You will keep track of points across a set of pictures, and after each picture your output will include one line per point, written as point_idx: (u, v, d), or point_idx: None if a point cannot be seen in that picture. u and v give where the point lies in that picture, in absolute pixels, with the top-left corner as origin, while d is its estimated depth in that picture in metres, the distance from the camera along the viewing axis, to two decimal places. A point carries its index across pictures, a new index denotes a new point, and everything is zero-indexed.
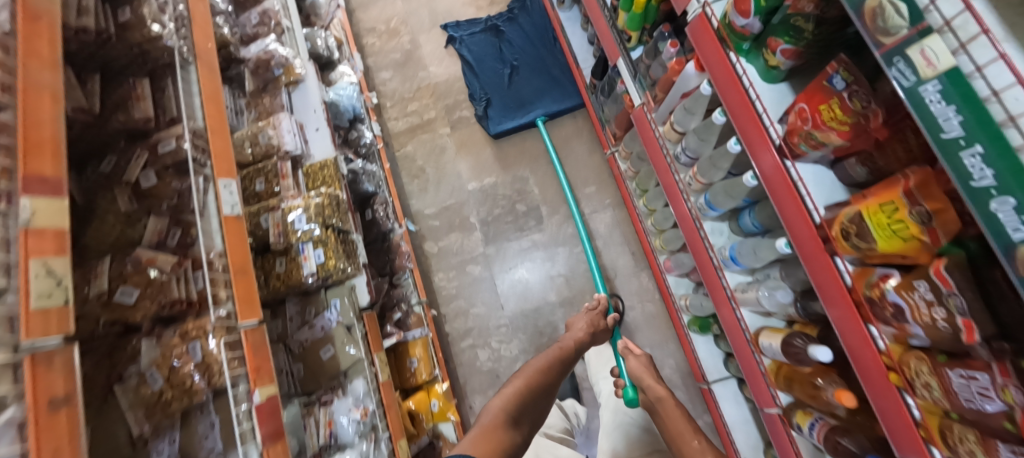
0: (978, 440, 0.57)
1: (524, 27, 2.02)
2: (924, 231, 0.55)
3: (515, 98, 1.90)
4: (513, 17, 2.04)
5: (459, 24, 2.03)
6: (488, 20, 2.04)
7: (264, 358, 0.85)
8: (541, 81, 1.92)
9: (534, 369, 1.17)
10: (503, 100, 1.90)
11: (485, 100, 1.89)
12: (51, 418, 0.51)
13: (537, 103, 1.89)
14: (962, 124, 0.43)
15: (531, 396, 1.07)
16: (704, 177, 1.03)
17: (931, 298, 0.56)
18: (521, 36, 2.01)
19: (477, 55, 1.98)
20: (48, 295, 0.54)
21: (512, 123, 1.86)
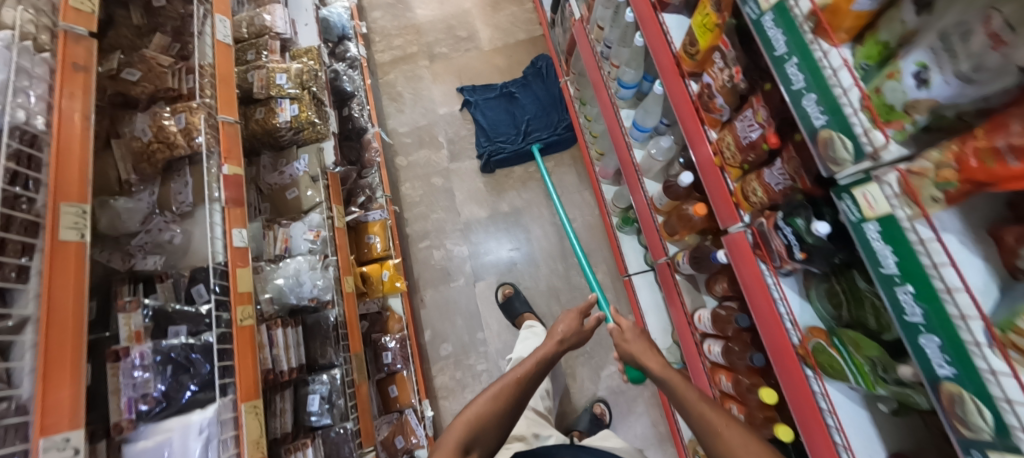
0: (756, 177, 0.78)
1: (537, 93, 2.05)
2: (718, 15, 0.78)
3: (517, 138, 1.96)
4: (527, 83, 2.07)
5: (475, 88, 2.06)
6: (504, 86, 2.06)
7: (237, 147, 1.04)
8: (544, 125, 1.98)
9: (492, 393, 0.95)
10: (505, 139, 1.96)
11: (485, 139, 1.97)
12: (72, 73, 0.70)
13: (538, 135, 1.95)
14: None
15: (494, 423, 0.92)
16: (617, 60, 1.25)
17: (722, 66, 0.78)
18: (535, 102, 2.04)
19: (491, 121, 2.01)
20: (82, 3, 0.74)
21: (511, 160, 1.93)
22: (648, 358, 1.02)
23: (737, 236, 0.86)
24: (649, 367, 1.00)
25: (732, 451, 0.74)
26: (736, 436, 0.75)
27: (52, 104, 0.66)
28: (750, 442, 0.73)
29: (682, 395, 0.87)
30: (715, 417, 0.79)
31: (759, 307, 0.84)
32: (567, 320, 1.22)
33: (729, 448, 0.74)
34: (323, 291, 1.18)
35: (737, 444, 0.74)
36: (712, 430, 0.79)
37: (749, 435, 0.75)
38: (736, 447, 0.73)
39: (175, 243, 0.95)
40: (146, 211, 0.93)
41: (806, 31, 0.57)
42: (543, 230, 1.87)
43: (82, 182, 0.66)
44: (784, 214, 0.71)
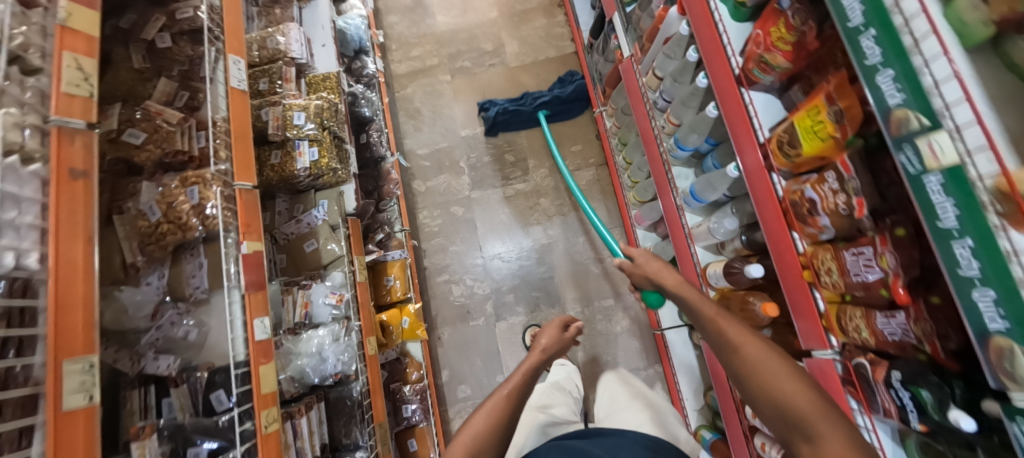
0: (863, 315, 0.69)
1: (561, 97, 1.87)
2: (837, 127, 0.65)
3: (522, 102, 1.89)
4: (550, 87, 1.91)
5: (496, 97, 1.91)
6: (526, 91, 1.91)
7: (255, 217, 0.91)
8: (552, 88, 1.90)
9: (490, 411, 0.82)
10: (510, 104, 1.88)
11: (488, 103, 1.90)
12: (69, 182, 0.57)
13: (544, 96, 1.87)
14: (862, 13, 0.55)
15: (493, 446, 0.79)
16: (676, 117, 1.13)
17: (836, 188, 0.67)
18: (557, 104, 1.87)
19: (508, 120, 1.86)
20: (77, 85, 0.61)
21: (516, 125, 1.89)
22: (665, 276, 0.93)
23: (824, 362, 0.77)
24: (665, 284, 0.92)
25: (753, 368, 0.64)
26: (756, 351, 0.65)
27: (47, 230, 0.54)
28: (770, 357, 0.64)
29: (697, 309, 0.76)
30: (731, 330, 0.69)
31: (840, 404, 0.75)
32: (548, 332, 1.17)
33: (746, 366, 0.65)
34: (347, 364, 1.10)
35: (757, 362, 0.64)
36: (729, 346, 0.68)
37: (771, 351, 0.65)
38: (756, 365, 0.64)
39: (190, 339, 0.84)
40: (155, 301, 0.83)
41: (993, 215, 0.44)
42: (569, 269, 1.78)
43: (87, 324, 0.55)
44: (902, 375, 0.62)
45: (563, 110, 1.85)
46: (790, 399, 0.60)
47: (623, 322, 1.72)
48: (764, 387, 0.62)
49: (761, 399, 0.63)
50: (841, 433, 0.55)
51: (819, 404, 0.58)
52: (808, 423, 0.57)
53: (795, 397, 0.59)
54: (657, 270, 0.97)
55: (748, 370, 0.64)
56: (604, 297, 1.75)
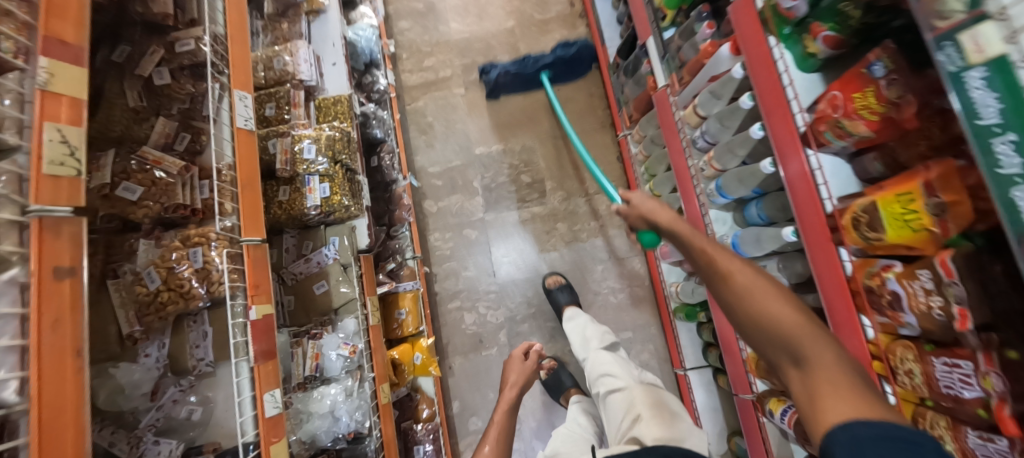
0: (949, 426, 0.61)
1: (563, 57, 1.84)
2: (935, 222, 0.57)
3: (525, 64, 1.84)
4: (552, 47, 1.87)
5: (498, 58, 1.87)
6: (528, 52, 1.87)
7: (264, 276, 0.83)
8: (555, 49, 1.86)
9: None
10: (512, 66, 1.84)
11: (489, 65, 1.85)
12: (54, 284, 0.49)
13: (546, 56, 1.83)
14: (1001, 107, 0.40)
15: None
16: (719, 163, 1.05)
17: (930, 288, 0.59)
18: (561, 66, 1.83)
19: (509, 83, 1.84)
20: (60, 163, 0.52)
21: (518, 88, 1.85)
22: (659, 213, 0.82)
23: None
24: (657, 221, 0.81)
25: (740, 296, 0.59)
26: (743, 278, 0.59)
27: (27, 348, 0.46)
28: (758, 282, 0.59)
29: (687, 241, 0.71)
30: (721, 259, 0.63)
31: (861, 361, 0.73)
32: (515, 368, 1.38)
33: (733, 294, 0.59)
34: (361, 422, 1.03)
35: (747, 289, 0.59)
36: (718, 274, 0.62)
37: (758, 274, 0.60)
38: (745, 292, 0.58)
39: (193, 419, 0.75)
40: (155, 377, 0.75)
41: None
42: (587, 298, 1.70)
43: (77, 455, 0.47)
44: None
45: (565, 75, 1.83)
46: (779, 324, 0.55)
47: (642, 356, 1.65)
48: (752, 314, 0.57)
49: (749, 328, 0.58)
50: (833, 357, 0.52)
51: (809, 326, 0.54)
52: (799, 348, 0.54)
53: (783, 319, 0.55)
54: (653, 209, 0.84)
55: (735, 298, 0.59)
56: (623, 329, 1.68)
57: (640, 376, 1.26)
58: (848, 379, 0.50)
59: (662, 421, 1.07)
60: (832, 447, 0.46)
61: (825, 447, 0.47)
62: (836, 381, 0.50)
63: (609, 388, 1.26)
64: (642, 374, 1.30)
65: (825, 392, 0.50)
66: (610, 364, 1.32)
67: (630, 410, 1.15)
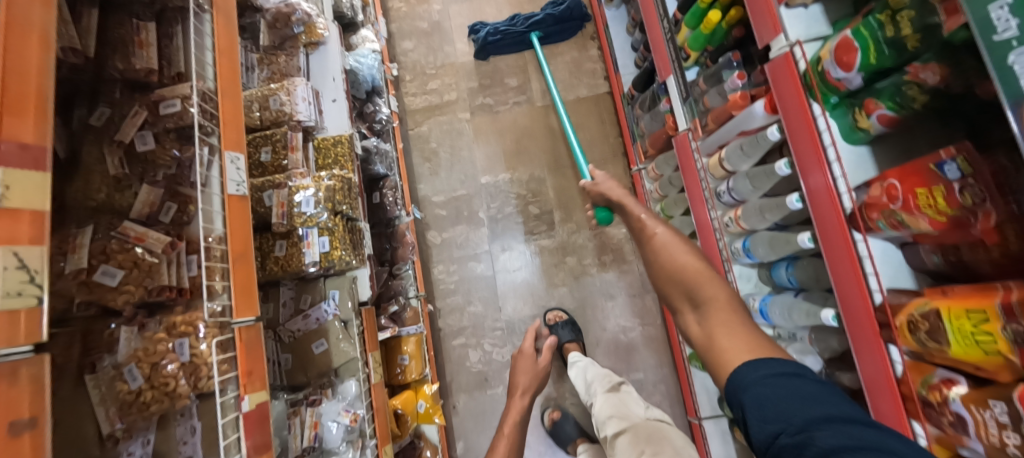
0: None
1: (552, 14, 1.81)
2: (1014, 350, 0.50)
3: (515, 21, 1.81)
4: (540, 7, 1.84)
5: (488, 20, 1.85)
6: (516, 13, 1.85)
7: (257, 361, 0.76)
8: (546, 9, 1.82)
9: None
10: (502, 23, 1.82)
11: (481, 23, 1.83)
12: (10, 443, 0.42)
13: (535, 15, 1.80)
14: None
15: None
16: (747, 223, 0.99)
17: (1005, 421, 0.52)
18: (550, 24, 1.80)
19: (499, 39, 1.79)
20: (19, 293, 0.45)
21: (506, 46, 1.81)
22: (615, 192, 0.96)
23: None
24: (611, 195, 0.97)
25: (659, 248, 0.77)
26: (666, 240, 0.77)
27: None
28: (676, 243, 0.76)
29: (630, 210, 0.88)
30: (649, 223, 0.81)
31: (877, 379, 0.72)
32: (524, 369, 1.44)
33: (655, 248, 0.77)
34: None
35: (664, 245, 0.77)
36: (645, 235, 0.81)
37: (677, 239, 0.77)
38: (663, 246, 0.77)
39: None
40: None
41: None
42: (596, 337, 1.64)
43: None
44: None
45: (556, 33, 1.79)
46: (684, 272, 0.72)
47: (653, 398, 1.60)
48: (665, 263, 0.74)
49: (663, 275, 0.75)
50: (723, 297, 0.67)
51: (708, 275, 0.70)
52: (701, 293, 0.69)
53: (687, 267, 0.72)
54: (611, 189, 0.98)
55: (658, 253, 0.76)
56: (634, 369, 1.62)
57: (645, 414, 1.22)
58: (734, 317, 0.64)
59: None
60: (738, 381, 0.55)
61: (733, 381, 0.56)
62: (727, 318, 0.64)
63: (615, 430, 1.18)
64: (647, 410, 1.24)
65: (714, 320, 0.65)
66: (616, 403, 1.26)
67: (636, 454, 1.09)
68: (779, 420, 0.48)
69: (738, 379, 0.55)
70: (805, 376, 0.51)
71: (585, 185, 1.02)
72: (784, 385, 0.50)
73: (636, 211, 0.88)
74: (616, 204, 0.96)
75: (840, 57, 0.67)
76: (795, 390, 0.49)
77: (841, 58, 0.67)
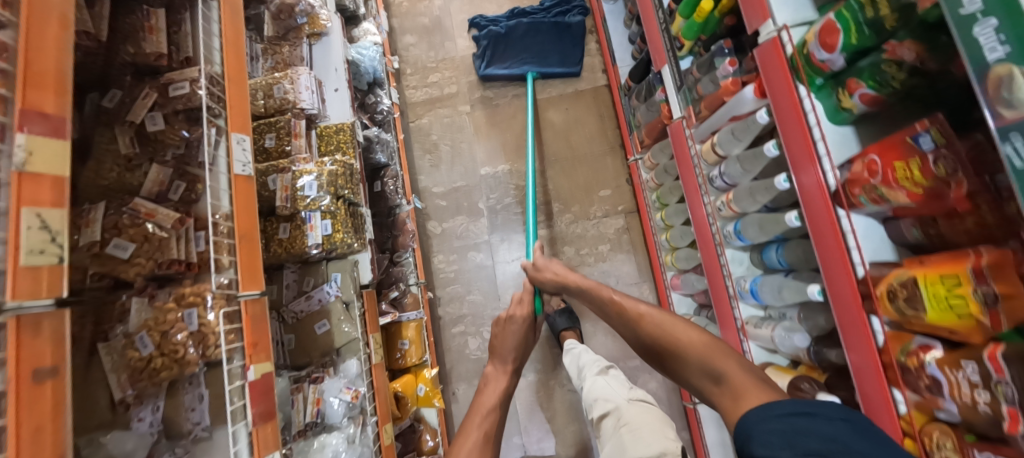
0: None
1: (555, 49, 1.82)
2: (985, 312, 0.53)
3: (517, 52, 1.82)
4: (546, 35, 1.82)
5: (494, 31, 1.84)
6: (522, 36, 1.83)
7: (262, 333, 0.79)
8: (550, 40, 1.82)
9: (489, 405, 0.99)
10: (505, 51, 1.82)
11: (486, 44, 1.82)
12: (35, 390, 0.45)
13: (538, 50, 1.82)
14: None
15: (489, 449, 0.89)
16: (738, 206, 1.00)
17: (977, 380, 0.55)
18: (550, 59, 1.81)
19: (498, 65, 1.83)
20: (41, 251, 0.48)
21: (505, 74, 1.80)
22: (567, 276, 1.14)
23: None
24: (569, 282, 1.13)
25: (660, 336, 0.83)
26: (656, 318, 0.86)
27: None
28: (670, 324, 0.83)
29: (604, 301, 0.99)
30: (634, 307, 0.91)
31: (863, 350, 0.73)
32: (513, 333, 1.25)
33: (654, 333, 0.84)
34: None
35: (660, 327, 0.84)
36: (636, 320, 0.89)
37: (662, 315, 0.87)
38: (658, 329, 0.84)
39: None
40: (149, 444, 0.72)
41: None
42: (594, 326, 1.67)
43: None
44: None
45: (554, 72, 1.79)
46: (687, 348, 0.77)
47: (650, 385, 1.62)
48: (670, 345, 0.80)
49: (673, 357, 0.79)
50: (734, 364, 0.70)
51: (713, 348, 0.74)
52: (715, 367, 0.71)
53: (688, 345, 0.77)
54: (563, 272, 1.16)
55: (660, 336, 0.82)
56: (631, 357, 1.64)
57: (629, 396, 1.20)
58: (749, 382, 0.65)
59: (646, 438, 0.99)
60: (749, 422, 0.55)
61: (744, 425, 0.56)
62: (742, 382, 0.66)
63: (602, 413, 1.18)
64: (631, 392, 1.23)
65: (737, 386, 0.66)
66: (603, 386, 1.27)
67: (616, 437, 1.06)
68: (783, 448, 0.49)
69: (750, 417, 0.56)
70: (825, 412, 0.51)
71: (529, 269, 1.22)
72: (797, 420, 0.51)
73: (607, 293, 1.00)
74: (578, 287, 1.11)
75: (824, 38, 0.69)
76: (807, 426, 0.50)
77: (824, 40, 0.69)
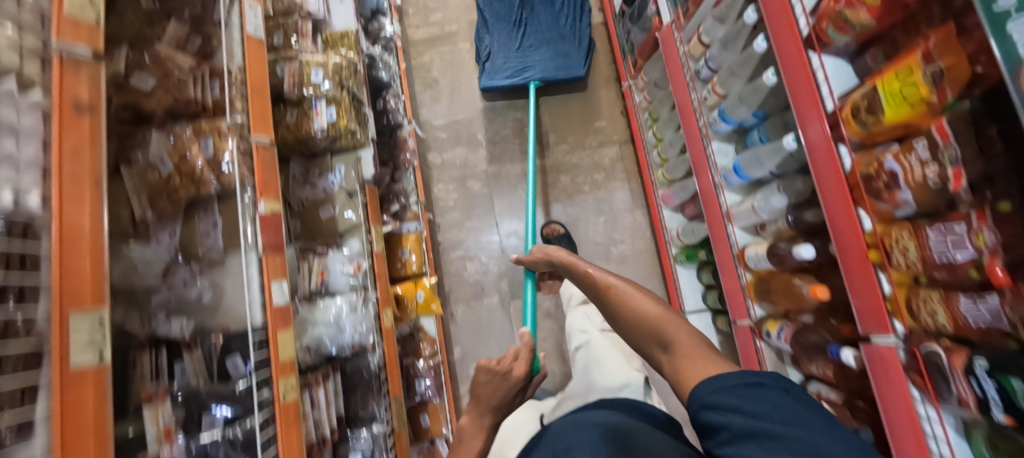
0: (940, 298, 0.63)
1: (556, 53, 1.73)
2: (933, 91, 0.59)
3: (518, 58, 1.72)
4: (546, 41, 1.73)
5: (493, 35, 1.75)
6: (522, 42, 1.74)
7: (273, 176, 0.85)
8: (551, 44, 1.73)
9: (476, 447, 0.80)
10: (505, 56, 1.73)
11: (486, 56, 1.76)
12: (75, 117, 0.50)
13: (538, 57, 1.72)
14: None
15: None
16: (722, 88, 1.05)
17: (926, 157, 0.60)
18: (550, 63, 1.72)
19: (498, 69, 1.73)
20: (80, 8, 0.53)
21: (504, 80, 1.71)
22: (558, 254, 0.96)
23: (883, 350, 0.74)
24: (560, 257, 0.94)
25: (623, 300, 0.70)
26: (622, 289, 0.72)
27: (50, 167, 0.48)
28: (632, 292, 0.71)
29: (575, 271, 0.86)
30: (602, 277, 0.76)
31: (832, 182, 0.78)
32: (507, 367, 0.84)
33: (613, 300, 0.72)
34: (364, 335, 1.05)
35: (621, 295, 0.71)
36: (602, 288, 0.75)
37: (632, 287, 0.72)
38: (619, 298, 0.71)
39: (203, 301, 0.78)
40: (167, 260, 0.77)
41: None
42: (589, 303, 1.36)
43: (98, 275, 0.50)
44: (988, 364, 0.56)
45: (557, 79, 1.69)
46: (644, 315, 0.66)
47: None
48: (626, 317, 0.68)
49: (627, 328, 0.68)
50: (685, 337, 0.60)
51: (673, 319, 0.63)
52: (667, 337, 0.61)
53: (645, 311, 0.66)
54: (557, 252, 0.97)
55: (617, 306, 0.71)
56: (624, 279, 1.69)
57: (602, 326, 1.31)
58: (703, 351, 0.57)
59: (609, 373, 1.16)
60: (698, 396, 0.52)
61: (692, 398, 0.53)
62: (692, 355, 0.57)
63: (578, 344, 1.32)
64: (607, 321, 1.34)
65: (683, 357, 0.57)
66: (580, 318, 1.36)
67: (587, 367, 1.25)
68: (731, 422, 0.48)
69: (696, 392, 0.52)
70: (769, 382, 0.51)
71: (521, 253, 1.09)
72: (754, 397, 0.49)
73: (579, 265, 0.87)
74: (562, 265, 0.94)
75: None
76: (758, 397, 0.49)
77: None
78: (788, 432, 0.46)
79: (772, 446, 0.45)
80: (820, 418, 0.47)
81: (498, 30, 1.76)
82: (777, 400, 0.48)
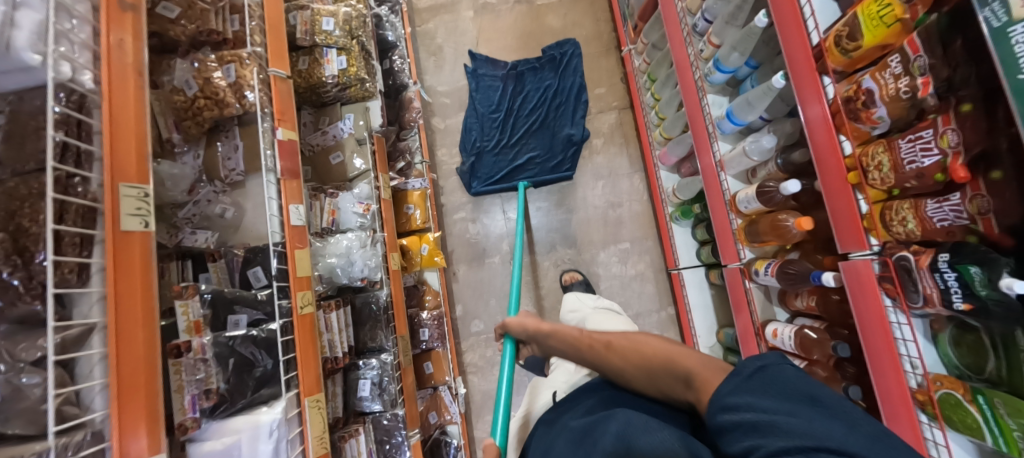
0: (911, 207, 0.69)
1: (544, 143, 1.79)
2: (906, 9, 0.64)
3: (508, 154, 1.79)
4: (534, 131, 1.81)
5: (477, 172, 1.79)
6: (510, 138, 1.81)
7: (290, 107, 0.89)
8: (537, 153, 1.79)
9: None
10: (494, 158, 1.80)
11: (475, 154, 1.80)
12: (119, 12, 0.55)
13: (523, 155, 1.79)
14: None
15: None
16: (718, 37, 1.11)
17: (900, 72, 0.65)
18: (539, 151, 1.79)
19: (488, 165, 1.79)
20: None
21: (493, 184, 1.77)
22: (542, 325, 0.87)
23: (860, 263, 0.78)
24: (545, 329, 0.86)
25: (634, 358, 0.65)
26: (624, 345, 0.68)
27: (99, 52, 0.53)
28: (638, 340, 0.68)
29: (567, 336, 0.80)
30: (604, 334, 0.73)
31: (816, 114, 0.82)
32: None
33: (620, 355, 0.68)
34: (373, 271, 1.10)
35: (626, 348, 0.68)
36: (605, 347, 0.71)
37: (634, 335, 0.70)
38: (626, 351, 0.67)
39: (226, 217, 0.87)
40: (192, 178, 0.82)
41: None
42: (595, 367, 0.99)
43: (140, 156, 0.54)
44: (951, 256, 0.62)
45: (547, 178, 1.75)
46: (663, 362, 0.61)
47: (638, 264, 1.73)
48: (642, 366, 0.64)
49: (645, 379, 0.63)
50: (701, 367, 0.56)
51: (686, 352, 0.60)
52: (683, 371, 0.58)
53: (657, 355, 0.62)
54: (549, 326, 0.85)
55: (626, 357, 0.67)
56: (622, 240, 1.74)
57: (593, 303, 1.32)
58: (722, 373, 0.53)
59: None
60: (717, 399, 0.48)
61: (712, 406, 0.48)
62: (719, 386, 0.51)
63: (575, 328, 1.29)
64: (596, 299, 1.34)
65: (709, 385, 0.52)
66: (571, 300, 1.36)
67: None
68: (740, 416, 0.43)
69: (716, 395, 0.49)
70: (789, 375, 0.45)
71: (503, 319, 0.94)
72: (768, 389, 0.44)
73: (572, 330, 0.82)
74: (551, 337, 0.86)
75: None
76: (771, 389, 0.44)
77: None
78: (789, 419, 0.40)
79: (774, 437, 0.39)
80: (831, 403, 0.41)
81: (487, 128, 1.83)
82: (786, 387, 0.44)
